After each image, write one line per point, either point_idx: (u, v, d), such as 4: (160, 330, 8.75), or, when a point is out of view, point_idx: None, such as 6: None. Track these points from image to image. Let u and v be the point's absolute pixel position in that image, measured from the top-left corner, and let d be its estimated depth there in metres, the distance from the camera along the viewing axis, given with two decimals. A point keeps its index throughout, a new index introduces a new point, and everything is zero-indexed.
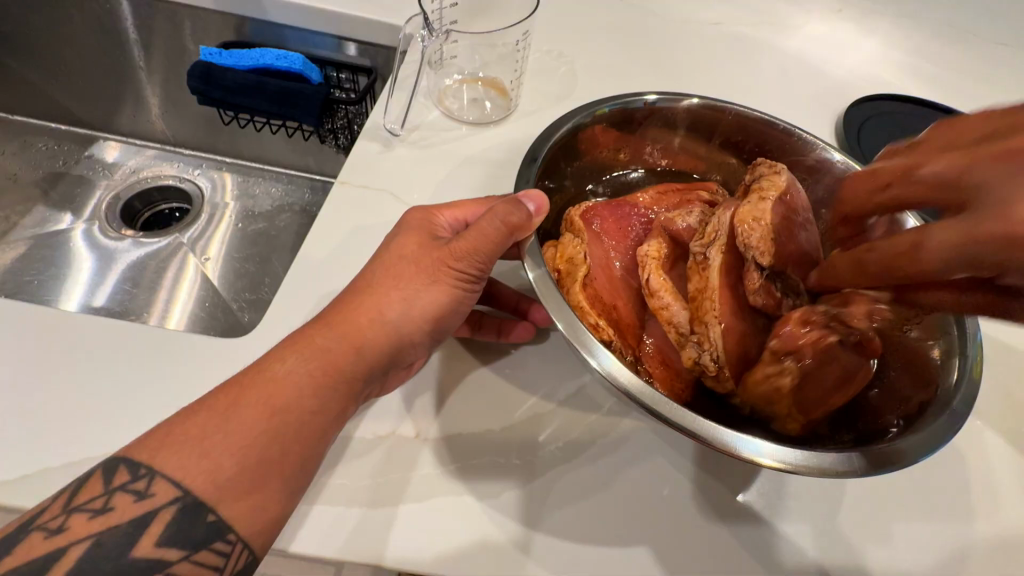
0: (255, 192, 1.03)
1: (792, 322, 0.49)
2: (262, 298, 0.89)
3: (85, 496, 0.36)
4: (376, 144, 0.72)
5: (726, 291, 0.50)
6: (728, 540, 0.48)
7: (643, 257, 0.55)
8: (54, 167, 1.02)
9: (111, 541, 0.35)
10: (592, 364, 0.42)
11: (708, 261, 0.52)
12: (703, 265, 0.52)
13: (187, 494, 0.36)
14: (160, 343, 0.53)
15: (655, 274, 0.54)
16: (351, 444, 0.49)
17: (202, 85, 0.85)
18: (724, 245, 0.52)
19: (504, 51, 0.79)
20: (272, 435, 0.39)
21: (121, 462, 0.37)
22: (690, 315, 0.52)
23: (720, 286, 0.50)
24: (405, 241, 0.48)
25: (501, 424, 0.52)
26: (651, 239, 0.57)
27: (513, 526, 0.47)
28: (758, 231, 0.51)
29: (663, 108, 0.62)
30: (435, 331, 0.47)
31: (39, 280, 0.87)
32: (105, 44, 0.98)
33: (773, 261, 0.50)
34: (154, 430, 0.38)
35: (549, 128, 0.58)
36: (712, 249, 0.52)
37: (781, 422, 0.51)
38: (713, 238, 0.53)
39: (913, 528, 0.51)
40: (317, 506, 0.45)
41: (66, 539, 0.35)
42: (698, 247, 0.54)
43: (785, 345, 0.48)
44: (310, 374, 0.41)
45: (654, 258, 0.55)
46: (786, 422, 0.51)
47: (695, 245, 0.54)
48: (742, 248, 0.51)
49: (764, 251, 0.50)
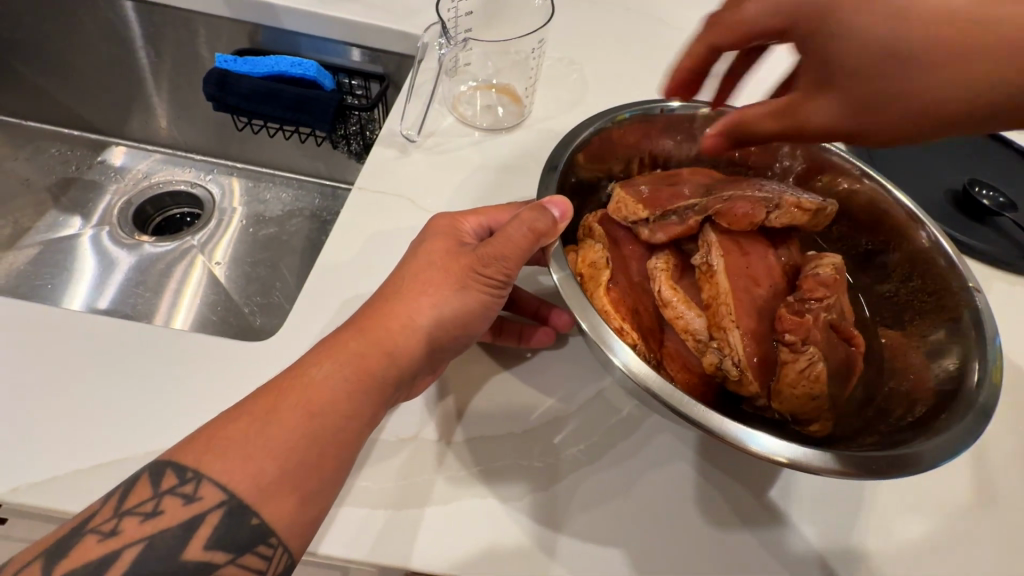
0: (266, 197, 1.04)
1: (786, 311, 0.52)
2: (275, 302, 0.89)
3: (135, 499, 0.37)
4: (393, 149, 0.73)
5: (739, 296, 0.53)
6: (753, 542, 0.49)
7: (653, 270, 0.56)
8: (67, 173, 1.03)
9: (159, 544, 0.36)
10: (614, 362, 0.43)
11: (713, 267, 0.54)
12: (710, 272, 0.54)
13: (232, 498, 0.37)
14: (186, 346, 0.54)
15: (666, 284, 0.55)
16: (377, 447, 0.49)
17: (219, 91, 0.86)
18: (722, 249, 0.55)
19: (517, 58, 0.81)
20: (311, 439, 0.39)
21: (167, 467, 0.38)
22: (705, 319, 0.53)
23: (731, 289, 0.53)
24: (434, 245, 0.48)
25: (523, 427, 0.53)
26: (659, 252, 0.58)
27: (538, 528, 0.47)
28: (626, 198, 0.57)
29: (682, 115, 0.63)
30: (461, 335, 0.48)
31: (53, 283, 0.87)
32: (120, 50, 0.99)
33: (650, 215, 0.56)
34: (197, 434, 0.39)
35: (570, 135, 0.59)
36: (713, 254, 0.55)
37: (817, 424, 0.51)
38: (710, 245, 0.55)
39: (934, 528, 0.52)
40: (345, 508, 0.46)
41: (119, 542, 0.35)
42: (700, 257, 0.56)
43: (797, 334, 0.50)
44: (345, 379, 0.42)
45: (664, 269, 0.56)
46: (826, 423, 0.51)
47: (698, 256, 0.56)
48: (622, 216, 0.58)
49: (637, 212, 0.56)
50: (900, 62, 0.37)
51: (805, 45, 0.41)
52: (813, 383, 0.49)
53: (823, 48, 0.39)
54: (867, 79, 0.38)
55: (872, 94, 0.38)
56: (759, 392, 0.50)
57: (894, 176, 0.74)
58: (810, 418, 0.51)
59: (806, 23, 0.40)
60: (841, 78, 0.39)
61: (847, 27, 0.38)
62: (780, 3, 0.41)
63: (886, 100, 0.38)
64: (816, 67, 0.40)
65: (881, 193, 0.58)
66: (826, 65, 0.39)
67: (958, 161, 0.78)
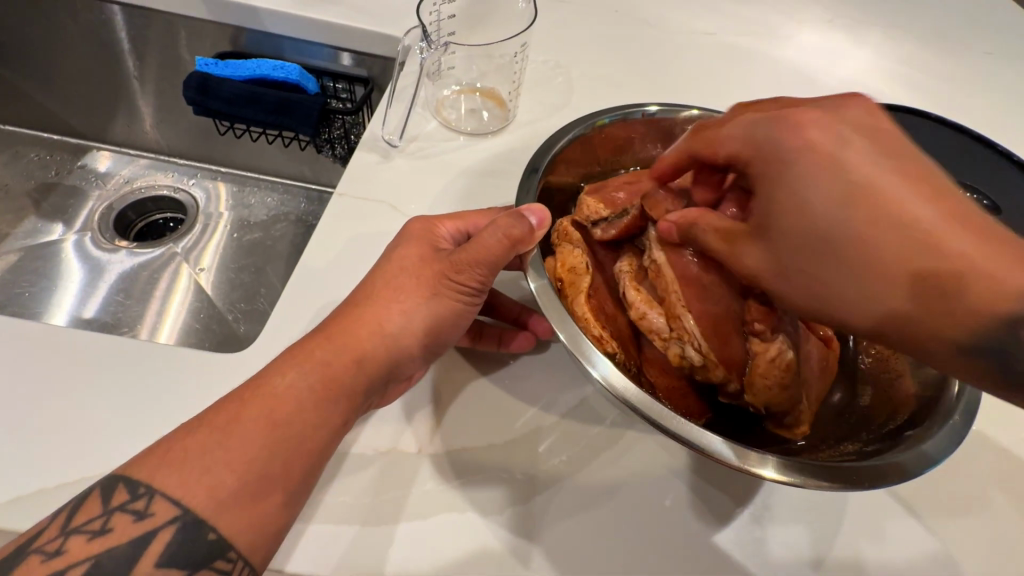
0: (250, 202, 1.03)
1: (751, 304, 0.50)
2: (258, 309, 0.88)
3: (83, 517, 0.36)
4: (375, 154, 0.72)
5: (692, 282, 0.51)
6: (731, 551, 0.48)
7: (619, 274, 0.56)
8: (47, 177, 1.01)
9: (110, 562, 0.35)
10: (592, 374, 0.43)
11: (657, 261, 0.52)
12: (654, 266, 0.53)
13: (186, 512, 0.36)
14: (156, 357, 0.53)
15: (630, 287, 0.54)
16: (348, 461, 0.48)
17: (199, 96, 0.85)
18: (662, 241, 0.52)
19: (501, 62, 0.80)
20: (273, 450, 0.39)
21: (120, 481, 0.37)
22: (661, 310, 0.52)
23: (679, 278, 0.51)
24: (408, 251, 0.48)
25: (504, 437, 0.52)
26: (624, 257, 0.57)
27: (513, 538, 0.47)
28: (589, 202, 0.57)
29: (663, 119, 0.62)
30: (434, 344, 0.47)
31: (31, 292, 0.86)
32: (99, 54, 0.98)
33: (609, 214, 0.56)
34: (152, 449, 0.38)
35: (550, 140, 0.58)
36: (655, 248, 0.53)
37: (792, 416, 0.50)
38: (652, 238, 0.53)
39: (915, 535, 0.51)
40: (315, 524, 0.45)
41: (65, 562, 0.34)
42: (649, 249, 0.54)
43: (761, 325, 0.50)
44: (311, 388, 0.41)
45: (629, 271, 0.55)
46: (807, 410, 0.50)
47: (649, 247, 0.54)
48: (585, 221, 0.57)
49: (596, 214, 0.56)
50: (856, 253, 0.40)
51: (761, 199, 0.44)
52: (784, 372, 0.48)
53: (773, 208, 0.43)
54: (803, 252, 0.41)
55: (797, 253, 0.42)
56: (726, 377, 0.50)
57: None
58: (784, 411, 0.50)
59: (762, 165, 0.44)
60: (781, 240, 0.42)
61: (805, 191, 0.41)
62: (755, 137, 0.44)
63: (818, 272, 0.41)
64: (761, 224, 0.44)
65: None
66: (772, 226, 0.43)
67: (943, 163, 0.78)
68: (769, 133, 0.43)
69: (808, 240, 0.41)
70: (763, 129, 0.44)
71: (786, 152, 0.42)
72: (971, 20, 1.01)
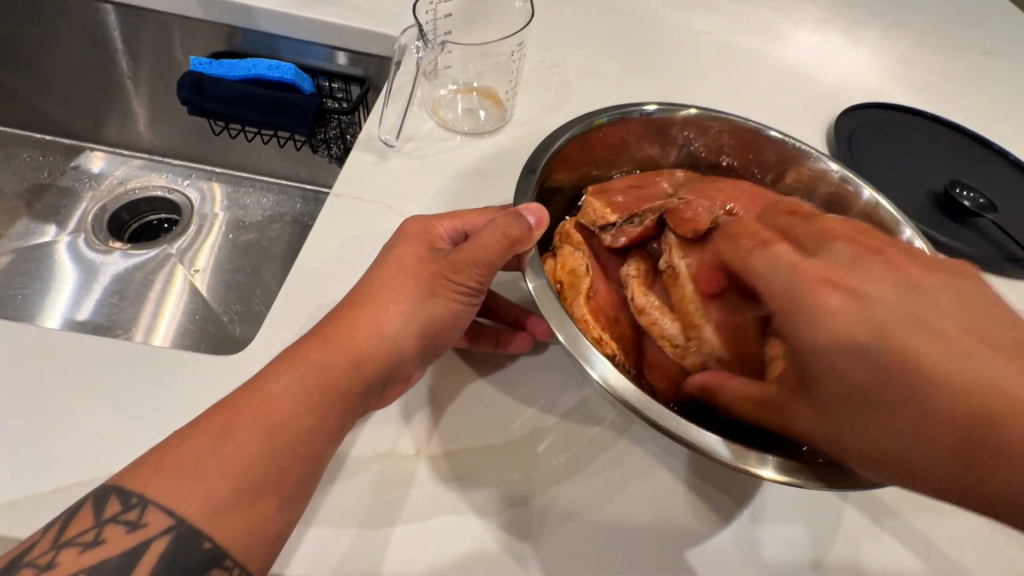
0: (246, 203, 1.02)
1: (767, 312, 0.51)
2: (255, 311, 0.87)
3: (76, 529, 0.36)
4: (371, 155, 0.72)
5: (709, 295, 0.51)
6: (732, 552, 0.48)
7: (625, 277, 0.55)
8: (39, 178, 1.00)
9: (101, 573, 0.34)
10: (592, 375, 0.42)
11: (678, 271, 0.52)
12: (674, 275, 0.53)
13: (181, 522, 0.36)
14: (151, 361, 0.52)
15: (639, 292, 0.53)
16: (347, 464, 0.48)
17: (193, 96, 0.84)
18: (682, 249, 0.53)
19: (498, 61, 0.80)
20: (269, 453, 0.38)
21: (112, 492, 0.36)
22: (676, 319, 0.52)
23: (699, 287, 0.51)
24: (404, 252, 0.48)
25: (503, 439, 0.51)
26: (631, 260, 0.57)
27: (512, 541, 0.46)
28: (597, 205, 0.57)
29: (661, 118, 0.62)
30: (432, 345, 0.47)
31: (24, 295, 0.85)
32: (92, 54, 0.97)
33: (620, 217, 0.57)
34: (144, 457, 0.38)
35: (548, 139, 0.58)
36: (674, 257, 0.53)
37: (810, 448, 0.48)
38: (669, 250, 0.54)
39: (914, 532, 0.51)
40: (312, 529, 0.44)
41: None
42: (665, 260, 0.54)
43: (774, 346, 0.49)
44: (305, 392, 0.41)
45: (637, 275, 0.55)
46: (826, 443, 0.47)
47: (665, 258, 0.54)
48: (593, 226, 0.57)
49: (606, 215, 0.57)
50: (896, 429, 0.35)
51: (792, 359, 0.41)
52: None
53: (807, 364, 0.39)
54: (850, 421, 0.37)
55: (833, 427, 0.38)
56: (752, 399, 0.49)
57: (877, 177, 0.74)
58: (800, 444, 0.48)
59: (780, 318, 0.41)
60: (817, 394, 0.39)
61: (820, 357, 0.38)
62: (771, 272, 0.42)
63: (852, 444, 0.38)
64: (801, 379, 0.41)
65: (860, 196, 0.59)
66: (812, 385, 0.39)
67: (940, 161, 0.78)
68: (781, 281, 0.41)
69: (843, 404, 0.37)
70: (775, 271, 0.42)
71: (796, 308, 0.40)
72: (965, 18, 1.01)
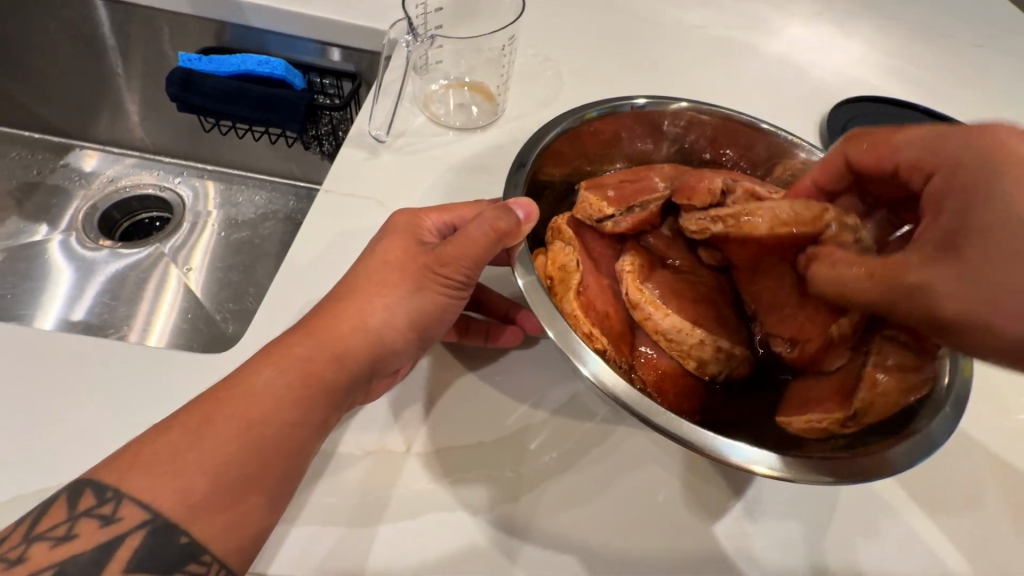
0: (238, 200, 1.01)
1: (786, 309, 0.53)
2: (247, 309, 0.86)
3: (49, 522, 0.35)
4: (361, 150, 0.71)
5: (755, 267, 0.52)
6: (722, 546, 0.48)
7: (619, 272, 0.55)
8: (28, 177, 0.99)
9: (75, 569, 0.34)
10: (583, 372, 0.42)
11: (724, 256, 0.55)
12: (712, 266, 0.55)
13: (157, 516, 0.35)
14: (136, 358, 0.52)
15: (633, 287, 0.53)
16: (334, 460, 0.48)
17: (182, 92, 0.83)
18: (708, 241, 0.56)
19: (490, 56, 0.78)
20: (249, 448, 0.38)
21: (87, 486, 0.36)
22: (768, 240, 0.49)
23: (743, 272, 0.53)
24: (391, 245, 0.47)
25: (494, 434, 0.51)
26: (626, 253, 0.57)
27: (500, 536, 0.46)
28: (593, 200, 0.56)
29: (651, 112, 0.62)
30: (419, 338, 0.47)
31: (13, 293, 0.84)
32: (81, 50, 0.96)
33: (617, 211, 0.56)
34: (122, 452, 0.37)
35: (537, 134, 0.57)
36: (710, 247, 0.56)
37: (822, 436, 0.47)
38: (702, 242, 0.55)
39: (905, 526, 0.51)
40: (297, 527, 0.44)
41: (26, 570, 0.33)
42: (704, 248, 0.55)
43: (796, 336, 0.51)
44: (287, 386, 0.41)
45: (630, 269, 0.54)
46: (876, 404, 0.45)
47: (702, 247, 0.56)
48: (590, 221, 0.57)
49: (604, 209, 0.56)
50: None
51: (945, 220, 0.37)
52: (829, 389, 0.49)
53: (969, 222, 0.36)
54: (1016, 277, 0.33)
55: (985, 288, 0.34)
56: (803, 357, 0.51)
57: None
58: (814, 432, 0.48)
59: (946, 178, 0.39)
60: (974, 256, 0.34)
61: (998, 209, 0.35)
62: (934, 141, 0.41)
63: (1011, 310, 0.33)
64: (945, 242, 0.36)
65: None
66: (970, 242, 0.35)
67: None
68: (951, 141, 0.40)
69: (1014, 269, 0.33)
70: (942, 137, 0.41)
71: (976, 160, 0.38)
72: (959, 12, 1.01)
